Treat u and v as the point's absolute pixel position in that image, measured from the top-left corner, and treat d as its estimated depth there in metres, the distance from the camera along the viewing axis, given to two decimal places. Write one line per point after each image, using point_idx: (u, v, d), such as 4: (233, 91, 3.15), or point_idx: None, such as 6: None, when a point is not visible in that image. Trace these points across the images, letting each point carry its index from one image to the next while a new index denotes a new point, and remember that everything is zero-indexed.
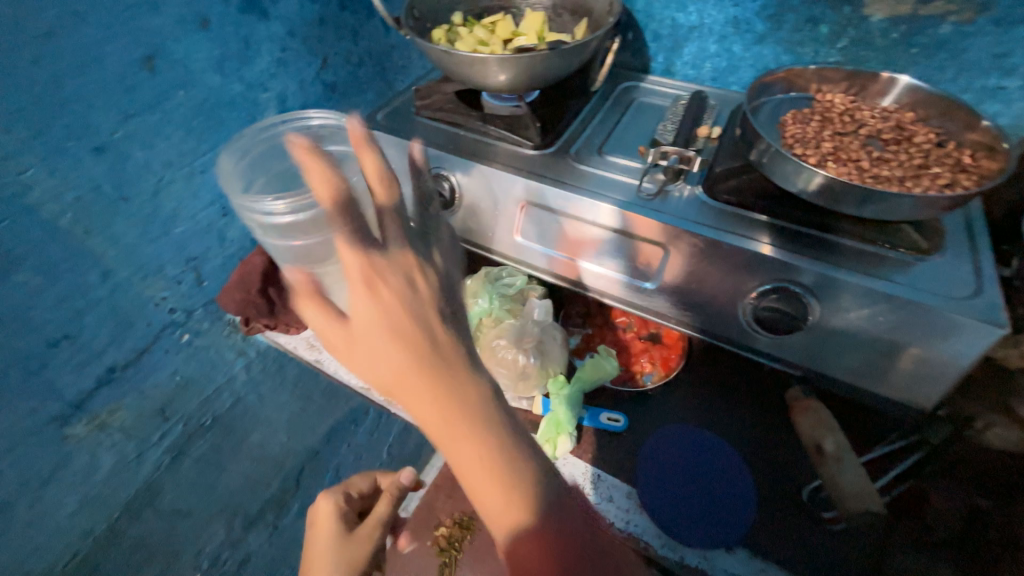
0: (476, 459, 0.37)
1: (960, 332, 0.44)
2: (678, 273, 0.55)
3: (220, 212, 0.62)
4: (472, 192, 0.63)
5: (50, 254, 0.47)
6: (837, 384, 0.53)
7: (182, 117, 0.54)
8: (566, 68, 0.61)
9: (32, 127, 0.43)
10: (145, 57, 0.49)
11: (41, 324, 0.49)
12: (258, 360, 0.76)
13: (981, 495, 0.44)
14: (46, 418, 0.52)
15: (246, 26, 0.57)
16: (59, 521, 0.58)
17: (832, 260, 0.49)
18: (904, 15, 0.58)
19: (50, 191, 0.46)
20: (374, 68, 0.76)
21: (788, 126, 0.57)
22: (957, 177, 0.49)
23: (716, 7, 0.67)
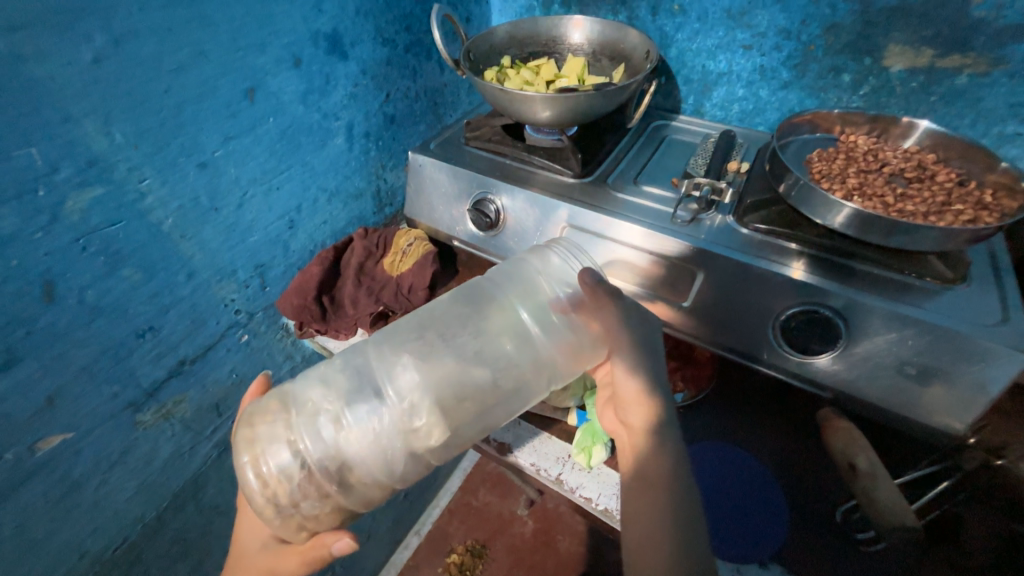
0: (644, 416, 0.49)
1: (989, 359, 0.46)
2: (709, 294, 0.58)
3: (287, 224, 0.69)
4: (516, 214, 0.69)
5: (151, 253, 0.54)
6: (870, 409, 0.53)
7: (269, 140, 0.62)
8: (607, 108, 0.67)
9: (155, 144, 0.51)
10: (249, 89, 0.57)
11: (135, 315, 0.55)
12: (302, 364, 0.81)
13: (1017, 521, 0.48)
14: (125, 403, 0.58)
15: (329, 64, 0.66)
16: (118, 504, 0.62)
17: (862, 287, 0.52)
18: (922, 66, 0.63)
19: (160, 199, 0.53)
20: (428, 102, 0.84)
21: (814, 163, 0.61)
22: (980, 214, 0.52)
23: (744, 56, 0.74)
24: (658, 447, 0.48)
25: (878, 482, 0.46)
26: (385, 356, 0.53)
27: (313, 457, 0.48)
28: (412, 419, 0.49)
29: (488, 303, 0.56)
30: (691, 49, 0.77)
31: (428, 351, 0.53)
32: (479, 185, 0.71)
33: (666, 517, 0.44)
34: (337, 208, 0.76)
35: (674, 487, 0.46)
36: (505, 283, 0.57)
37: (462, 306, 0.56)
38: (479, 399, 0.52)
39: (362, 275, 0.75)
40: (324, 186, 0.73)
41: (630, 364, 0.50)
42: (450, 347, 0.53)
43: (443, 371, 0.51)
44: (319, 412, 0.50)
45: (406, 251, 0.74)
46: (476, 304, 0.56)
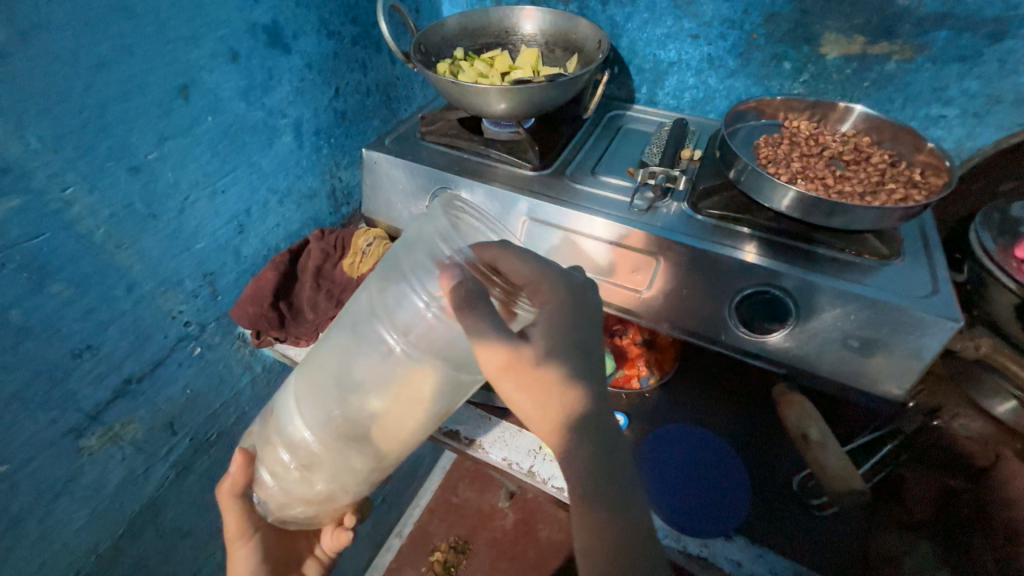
0: (553, 404, 0.42)
1: (924, 328, 0.50)
2: (669, 280, 0.60)
3: (236, 229, 0.66)
4: (476, 209, 0.68)
5: (83, 266, 0.50)
6: (818, 381, 0.56)
7: (209, 140, 0.58)
8: (562, 99, 0.67)
9: (78, 148, 0.47)
10: (182, 86, 0.54)
11: (69, 334, 0.51)
12: (263, 374, 0.78)
13: (951, 476, 0.51)
14: (65, 429, 0.53)
15: (270, 58, 0.62)
16: (66, 537, 0.58)
17: (810, 266, 0.55)
18: (855, 53, 0.66)
19: (89, 207, 0.49)
20: (380, 97, 0.82)
21: (761, 149, 0.63)
22: (910, 192, 0.56)
23: (692, 45, 0.75)
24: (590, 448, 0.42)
25: (827, 449, 0.49)
26: (321, 366, 0.53)
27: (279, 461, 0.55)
28: (358, 424, 0.50)
29: (394, 300, 0.50)
30: (642, 38, 0.78)
31: (345, 361, 0.51)
32: (437, 180, 0.70)
33: (608, 526, 0.41)
34: (290, 210, 0.73)
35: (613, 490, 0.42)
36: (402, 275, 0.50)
37: (371, 304, 0.51)
38: (404, 400, 0.49)
39: (320, 278, 0.72)
40: (274, 188, 0.69)
41: (546, 353, 0.42)
42: (371, 351, 0.50)
43: (367, 377, 0.50)
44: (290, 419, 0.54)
45: (366, 251, 0.73)
46: (384, 300, 0.50)
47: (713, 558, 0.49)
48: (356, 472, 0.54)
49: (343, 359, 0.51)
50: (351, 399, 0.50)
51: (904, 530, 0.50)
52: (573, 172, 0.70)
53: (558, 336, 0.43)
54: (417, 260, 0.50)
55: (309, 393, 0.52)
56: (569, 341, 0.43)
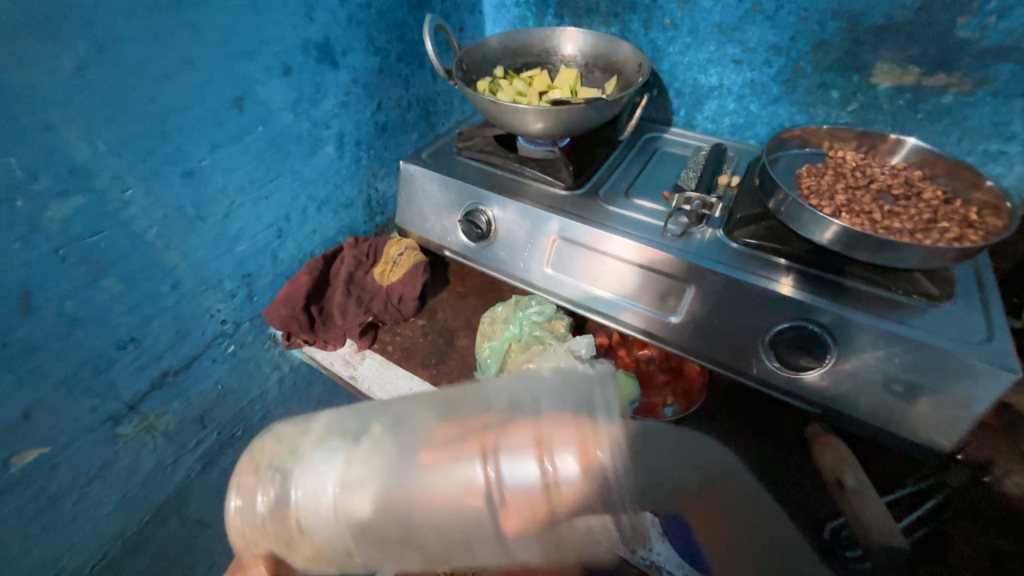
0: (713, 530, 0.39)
1: (975, 376, 0.47)
2: (699, 308, 0.59)
3: (275, 233, 0.68)
4: (507, 225, 0.69)
5: (133, 263, 0.53)
6: (855, 423, 0.53)
7: (257, 149, 0.61)
8: (599, 120, 0.67)
9: (139, 153, 0.50)
10: (236, 98, 0.57)
11: (115, 327, 0.54)
12: (290, 374, 0.80)
13: (1000, 537, 0.47)
14: (104, 416, 0.56)
15: (319, 73, 0.65)
16: (97, 519, 0.60)
17: (851, 303, 0.53)
18: (909, 84, 0.64)
19: (144, 208, 0.52)
20: (420, 111, 0.84)
21: (803, 179, 0.62)
22: (965, 232, 0.53)
23: (735, 70, 0.74)
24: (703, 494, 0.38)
25: (866, 500, 0.46)
26: (359, 438, 0.40)
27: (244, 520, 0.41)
28: (350, 530, 0.38)
29: (479, 426, 0.38)
30: (683, 62, 0.78)
31: (374, 467, 0.38)
32: (470, 195, 0.71)
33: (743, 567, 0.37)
34: (327, 217, 0.76)
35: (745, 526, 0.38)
36: (513, 398, 0.38)
37: (451, 413, 0.39)
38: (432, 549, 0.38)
39: (351, 285, 0.74)
40: (314, 195, 0.72)
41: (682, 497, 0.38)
42: (439, 468, 0.37)
43: (415, 488, 0.37)
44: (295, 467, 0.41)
45: (396, 260, 0.74)
46: (482, 420, 0.38)
47: None
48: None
49: (371, 464, 0.38)
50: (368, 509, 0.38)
51: None
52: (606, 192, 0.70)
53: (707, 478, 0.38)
54: (539, 397, 0.38)
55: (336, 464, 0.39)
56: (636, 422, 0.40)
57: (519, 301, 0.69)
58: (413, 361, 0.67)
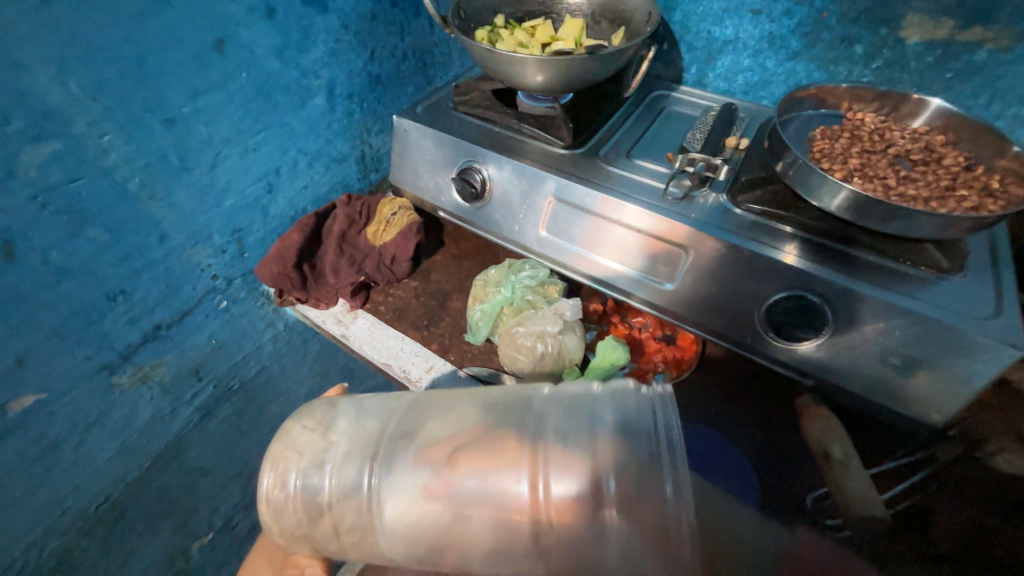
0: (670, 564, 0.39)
1: (978, 352, 0.45)
2: (697, 276, 0.57)
3: (265, 188, 0.67)
4: (503, 185, 0.66)
5: (119, 214, 0.52)
6: (849, 396, 0.52)
7: (243, 97, 0.59)
8: (602, 74, 0.63)
9: (116, 97, 0.48)
10: (217, 40, 0.54)
11: (104, 278, 0.54)
12: (285, 332, 0.80)
13: (987, 513, 0.46)
14: (98, 366, 0.57)
15: (307, 17, 0.61)
16: (98, 464, 0.63)
17: (855, 274, 0.51)
18: (940, 39, 0.59)
19: (125, 156, 0.50)
20: (416, 63, 0.80)
21: (816, 141, 0.58)
22: (984, 201, 0.50)
23: (752, 22, 0.69)
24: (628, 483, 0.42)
25: (850, 470, 0.47)
26: (401, 434, 0.48)
27: (280, 493, 0.47)
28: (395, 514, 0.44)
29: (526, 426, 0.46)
30: (697, 13, 0.72)
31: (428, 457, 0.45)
32: (465, 153, 0.68)
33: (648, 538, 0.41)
34: (319, 173, 0.74)
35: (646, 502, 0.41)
36: (549, 414, 0.46)
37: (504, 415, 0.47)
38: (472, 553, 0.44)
39: (344, 243, 0.72)
40: (305, 150, 0.70)
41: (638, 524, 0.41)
42: (470, 470, 0.44)
43: (452, 487, 0.44)
44: (320, 460, 0.47)
45: (390, 220, 0.72)
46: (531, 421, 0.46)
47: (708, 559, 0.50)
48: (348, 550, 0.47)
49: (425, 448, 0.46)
50: (418, 513, 0.44)
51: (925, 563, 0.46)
52: (606, 152, 0.66)
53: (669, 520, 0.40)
54: (574, 416, 0.46)
55: (391, 463, 0.46)
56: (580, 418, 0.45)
57: (513, 264, 0.67)
58: (404, 321, 0.66)
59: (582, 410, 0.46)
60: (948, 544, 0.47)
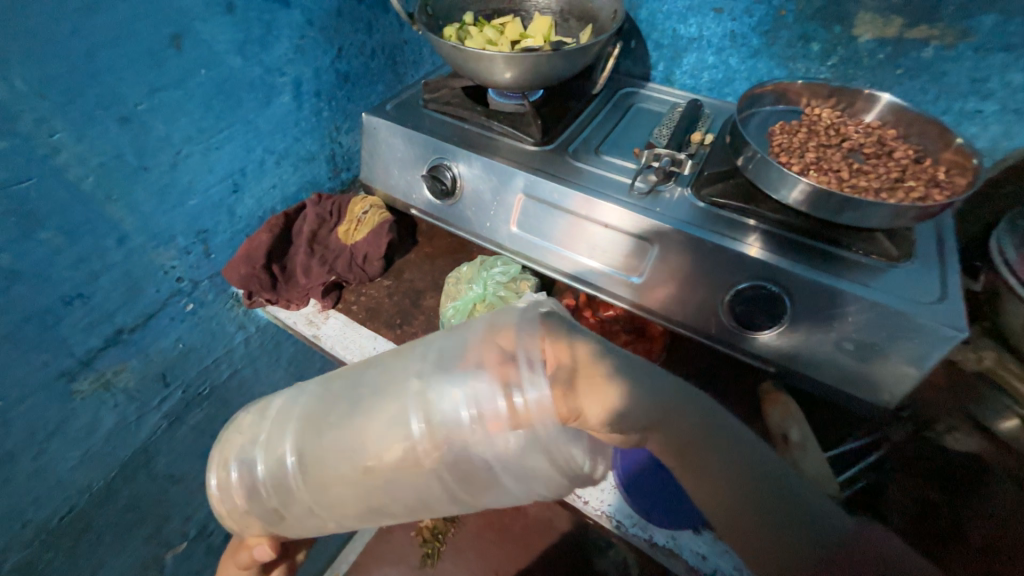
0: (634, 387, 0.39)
1: (925, 336, 0.47)
2: (664, 269, 0.58)
3: (231, 188, 0.65)
4: (474, 182, 0.66)
5: (73, 215, 0.51)
6: (809, 383, 0.54)
7: (204, 94, 0.57)
8: (569, 71, 0.64)
9: (66, 94, 0.46)
10: (173, 36, 0.52)
11: (59, 282, 0.52)
12: (257, 335, 0.79)
13: (936, 489, 0.49)
14: (56, 373, 0.55)
15: (269, 12, 0.60)
16: (60, 474, 0.61)
17: (812, 265, 0.52)
18: (890, 37, 0.61)
19: (78, 155, 0.49)
20: (386, 60, 0.79)
21: (775, 136, 0.60)
22: (930, 192, 0.52)
23: (715, 20, 0.70)
24: (676, 425, 0.39)
25: (807, 453, 0.48)
26: (319, 397, 0.47)
27: (230, 485, 0.48)
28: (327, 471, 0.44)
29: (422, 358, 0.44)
30: (662, 11, 0.74)
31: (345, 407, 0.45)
32: (435, 150, 0.68)
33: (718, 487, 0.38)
34: (287, 172, 0.73)
35: (712, 442, 0.39)
36: (442, 339, 0.45)
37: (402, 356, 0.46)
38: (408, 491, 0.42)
39: (315, 243, 0.72)
40: (271, 148, 0.68)
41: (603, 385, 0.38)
42: (374, 407, 0.43)
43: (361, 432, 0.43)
44: (257, 441, 0.48)
45: (361, 219, 0.72)
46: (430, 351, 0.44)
47: (679, 549, 0.50)
48: (310, 523, 0.47)
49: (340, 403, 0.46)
50: (334, 464, 0.44)
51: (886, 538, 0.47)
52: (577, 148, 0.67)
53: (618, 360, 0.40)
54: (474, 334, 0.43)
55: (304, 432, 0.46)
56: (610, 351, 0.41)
57: (485, 262, 0.68)
58: (377, 320, 0.66)
59: (464, 328, 0.45)
60: (903, 520, 0.48)
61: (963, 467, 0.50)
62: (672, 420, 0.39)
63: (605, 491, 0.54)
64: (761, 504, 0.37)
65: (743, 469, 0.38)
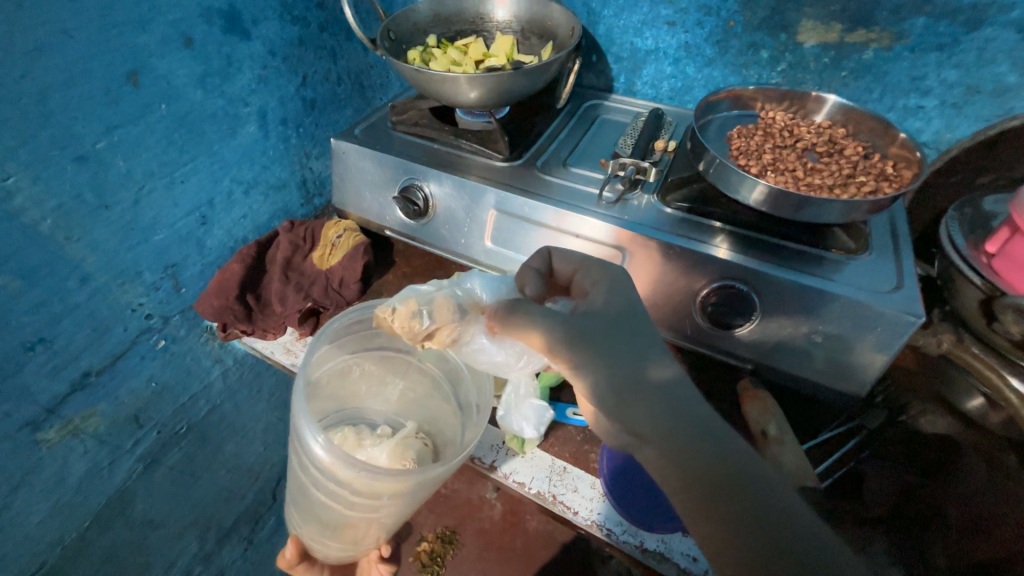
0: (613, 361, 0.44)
1: (887, 324, 0.49)
2: (636, 274, 0.59)
3: (199, 220, 0.65)
4: (445, 200, 0.67)
5: (31, 258, 0.49)
6: (786, 377, 0.55)
7: (165, 129, 0.57)
8: (532, 88, 0.66)
9: (18, 136, 0.46)
10: (130, 72, 0.52)
11: (18, 328, 0.50)
12: (235, 367, 0.77)
13: (908, 472, 0.51)
14: (19, 422, 0.53)
15: (229, 44, 0.61)
16: (28, 529, 0.58)
17: (777, 261, 0.54)
18: (833, 41, 0.65)
19: (33, 197, 0.48)
20: (352, 85, 0.80)
21: (733, 140, 0.62)
22: (881, 185, 0.55)
23: (669, 32, 0.73)
24: (679, 433, 0.42)
25: (785, 447, 0.49)
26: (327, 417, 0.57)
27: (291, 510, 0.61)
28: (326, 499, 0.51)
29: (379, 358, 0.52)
30: (618, 26, 0.76)
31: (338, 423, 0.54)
32: (406, 171, 0.68)
33: (725, 523, 0.40)
34: (258, 201, 0.72)
35: (724, 472, 0.41)
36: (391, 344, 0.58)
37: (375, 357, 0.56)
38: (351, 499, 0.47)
39: (289, 270, 0.71)
40: (239, 178, 0.68)
41: (580, 353, 0.43)
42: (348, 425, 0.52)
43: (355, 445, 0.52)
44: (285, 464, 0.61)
45: (336, 243, 0.72)
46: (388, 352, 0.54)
47: (670, 552, 0.50)
48: (345, 536, 0.56)
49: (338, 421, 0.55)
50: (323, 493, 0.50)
51: (859, 524, 0.48)
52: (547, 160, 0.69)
53: (598, 326, 0.44)
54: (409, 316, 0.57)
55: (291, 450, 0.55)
56: (616, 355, 0.44)
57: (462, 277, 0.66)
58: None
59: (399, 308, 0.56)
60: (882, 505, 0.49)
61: (933, 447, 0.52)
62: (684, 448, 0.42)
63: (593, 500, 0.53)
64: (767, 544, 0.38)
65: (751, 502, 0.40)
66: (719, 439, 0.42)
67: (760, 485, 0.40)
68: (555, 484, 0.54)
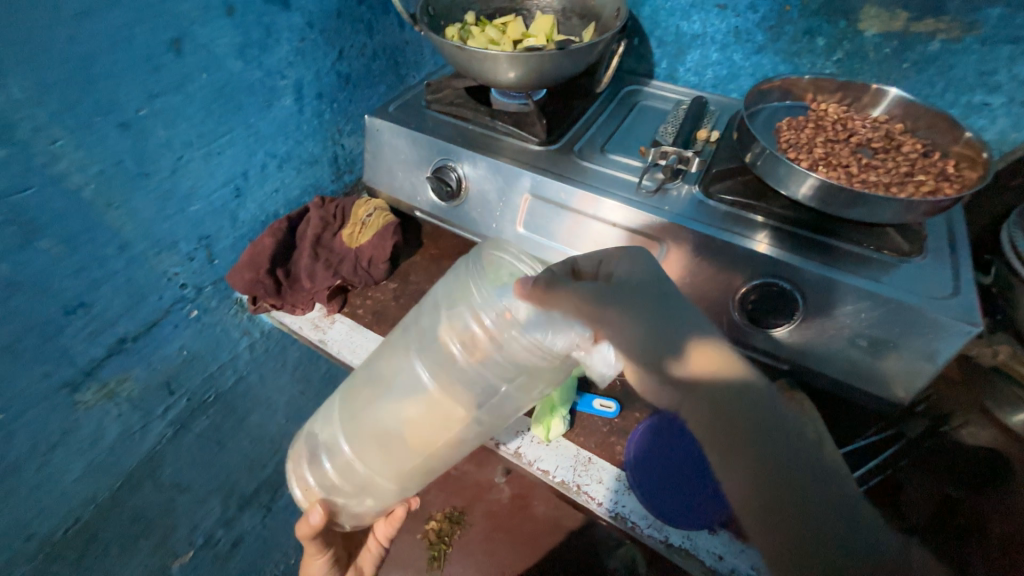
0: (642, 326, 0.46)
1: (940, 331, 0.47)
2: (673, 266, 0.57)
3: (233, 193, 0.65)
4: (478, 183, 0.66)
5: (74, 223, 0.50)
6: (823, 379, 0.54)
7: (203, 99, 0.57)
8: (573, 70, 0.63)
9: (64, 100, 0.46)
10: (172, 40, 0.52)
11: (60, 291, 0.51)
12: (262, 340, 0.78)
13: (950, 485, 0.49)
14: (58, 383, 0.54)
15: (269, 15, 0.60)
16: (64, 486, 0.60)
17: (824, 261, 0.52)
18: (896, 30, 0.61)
19: (76, 163, 0.48)
20: (387, 61, 0.79)
21: (782, 132, 0.60)
22: (941, 185, 0.52)
23: (718, 16, 0.70)
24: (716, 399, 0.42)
25: None
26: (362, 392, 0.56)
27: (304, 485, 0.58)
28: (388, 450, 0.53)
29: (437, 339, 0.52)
30: (665, 8, 0.73)
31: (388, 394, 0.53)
32: (440, 151, 0.67)
33: (757, 482, 0.39)
34: (290, 175, 0.72)
35: (755, 435, 0.40)
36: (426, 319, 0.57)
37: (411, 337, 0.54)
38: (438, 428, 0.51)
39: (319, 247, 0.71)
40: (273, 152, 0.68)
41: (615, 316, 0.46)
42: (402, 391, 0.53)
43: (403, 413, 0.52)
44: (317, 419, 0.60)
45: (365, 222, 0.71)
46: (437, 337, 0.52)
47: (695, 550, 0.49)
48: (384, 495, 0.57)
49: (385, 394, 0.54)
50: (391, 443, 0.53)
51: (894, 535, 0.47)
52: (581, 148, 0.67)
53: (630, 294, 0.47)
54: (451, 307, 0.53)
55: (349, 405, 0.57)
56: (649, 319, 0.46)
57: None
58: (384, 324, 0.65)
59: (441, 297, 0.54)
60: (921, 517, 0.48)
61: (979, 462, 0.50)
62: (729, 412, 0.41)
63: (616, 492, 0.52)
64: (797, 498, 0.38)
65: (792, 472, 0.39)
66: (756, 402, 0.42)
67: (791, 447, 0.40)
68: (580, 474, 0.53)
